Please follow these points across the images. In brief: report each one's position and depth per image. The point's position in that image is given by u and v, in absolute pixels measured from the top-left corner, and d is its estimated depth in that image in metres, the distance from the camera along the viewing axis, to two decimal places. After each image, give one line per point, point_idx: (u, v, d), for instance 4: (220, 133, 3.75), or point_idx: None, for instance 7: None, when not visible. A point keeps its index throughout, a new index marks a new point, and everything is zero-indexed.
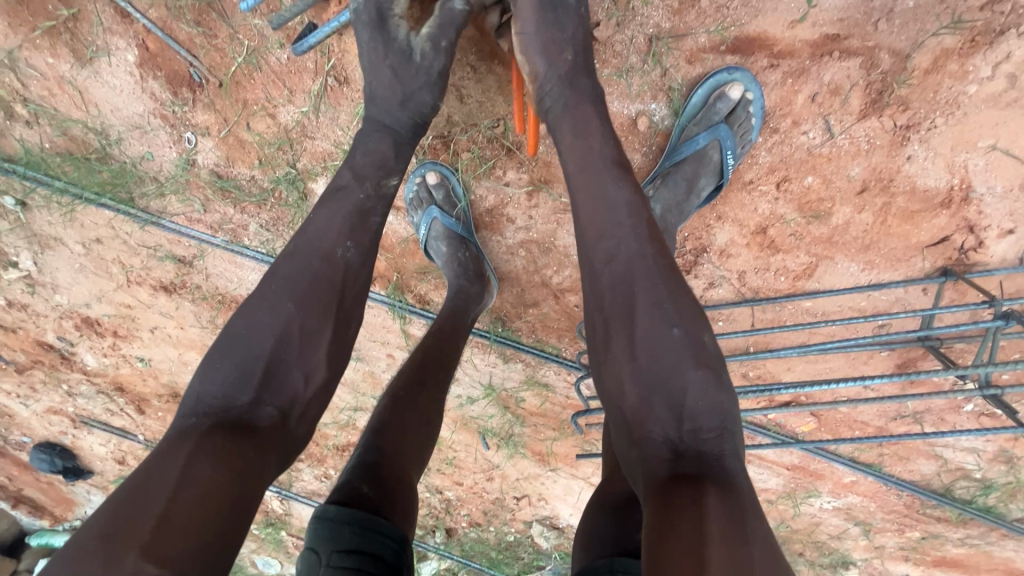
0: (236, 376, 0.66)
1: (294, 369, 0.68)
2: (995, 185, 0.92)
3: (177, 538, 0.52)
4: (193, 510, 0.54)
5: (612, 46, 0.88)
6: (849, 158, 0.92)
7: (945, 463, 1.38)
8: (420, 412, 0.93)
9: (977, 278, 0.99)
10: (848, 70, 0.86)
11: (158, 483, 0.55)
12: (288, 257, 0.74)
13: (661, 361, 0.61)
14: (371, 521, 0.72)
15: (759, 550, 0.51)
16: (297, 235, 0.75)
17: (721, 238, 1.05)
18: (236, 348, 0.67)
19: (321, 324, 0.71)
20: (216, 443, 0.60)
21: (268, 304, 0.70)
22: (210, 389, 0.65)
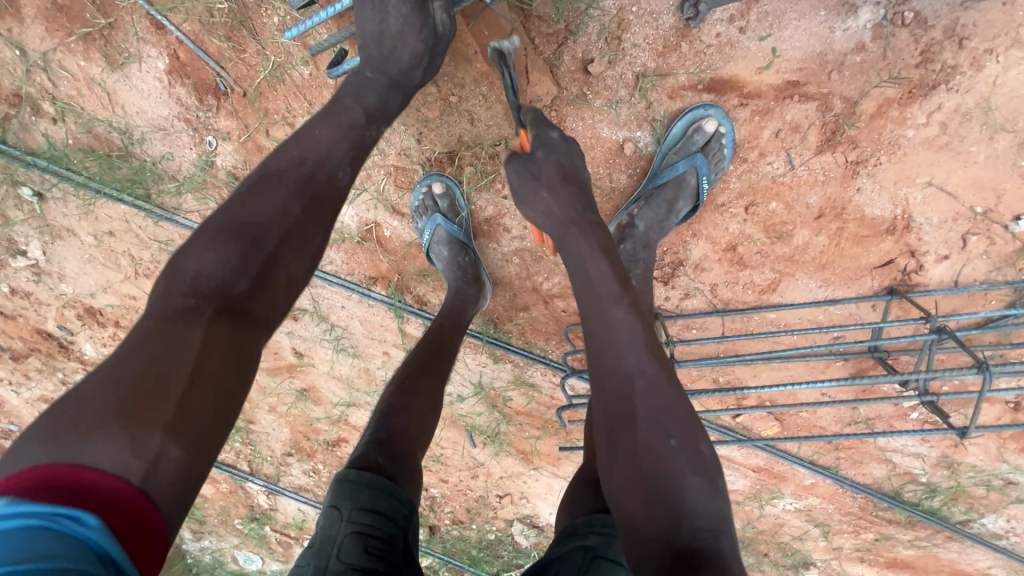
0: (231, 260, 0.69)
1: (280, 270, 0.72)
2: (932, 217, 1.05)
3: (194, 419, 0.59)
4: (204, 393, 0.60)
5: (603, 80, 1.00)
6: (807, 187, 1.05)
7: (894, 468, 1.51)
8: (423, 394, 1.05)
9: (919, 298, 1.13)
10: (807, 112, 0.98)
11: (170, 363, 0.60)
12: (289, 163, 0.79)
13: (589, 331, 0.80)
14: (386, 485, 0.85)
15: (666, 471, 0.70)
16: (294, 142, 0.81)
17: (696, 253, 1.17)
18: (236, 230, 0.70)
19: (317, 229, 0.77)
20: (220, 332, 0.64)
21: (270, 197, 0.75)
22: (206, 271, 0.67)
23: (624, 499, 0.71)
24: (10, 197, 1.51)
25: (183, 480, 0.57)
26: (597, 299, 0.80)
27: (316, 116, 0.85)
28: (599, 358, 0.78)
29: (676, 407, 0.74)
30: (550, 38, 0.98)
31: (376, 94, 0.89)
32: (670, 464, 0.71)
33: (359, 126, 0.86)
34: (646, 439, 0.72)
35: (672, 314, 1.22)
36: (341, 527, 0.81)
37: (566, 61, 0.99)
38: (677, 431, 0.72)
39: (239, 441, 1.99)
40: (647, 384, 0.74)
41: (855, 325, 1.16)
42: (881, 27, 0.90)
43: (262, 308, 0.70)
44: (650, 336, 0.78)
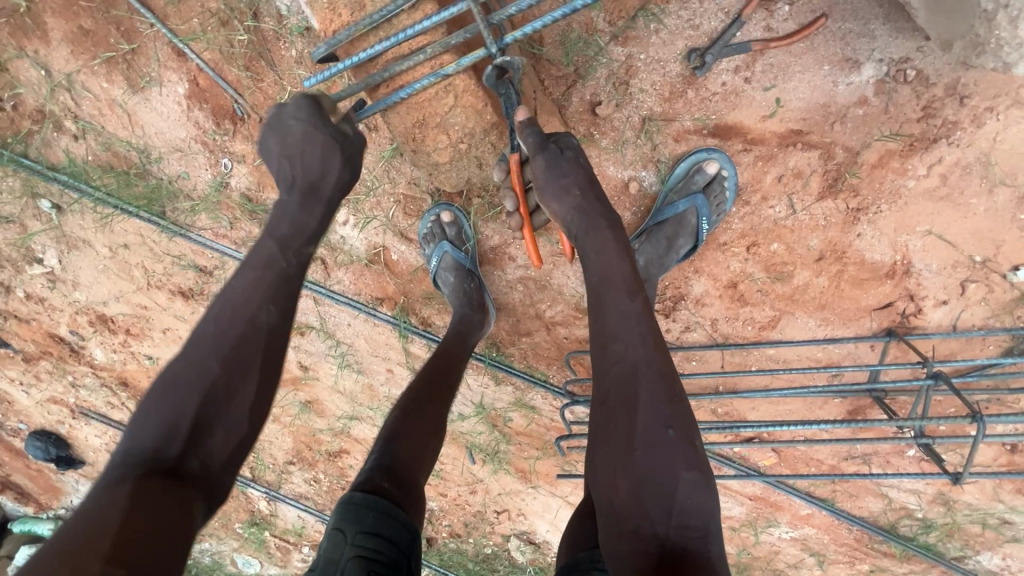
0: (183, 386, 0.73)
1: (216, 417, 0.73)
2: (931, 263, 1.07)
3: (132, 562, 0.59)
4: (137, 545, 0.61)
5: (611, 121, 1.02)
6: (808, 231, 1.07)
7: (891, 502, 1.52)
8: (428, 418, 1.09)
9: (916, 340, 1.14)
10: (809, 159, 1.00)
11: (101, 529, 0.60)
12: (213, 320, 0.78)
13: (597, 319, 0.81)
14: (391, 510, 0.88)
15: (657, 464, 0.72)
16: (207, 317, 0.79)
17: (697, 289, 1.19)
18: (165, 402, 0.71)
19: (246, 378, 0.76)
20: (150, 494, 0.65)
21: (197, 359, 0.75)
22: (138, 443, 0.69)
23: (612, 485, 0.73)
24: (29, 208, 1.55)
25: None
26: (609, 291, 0.81)
27: (238, 266, 0.83)
28: (602, 348, 0.80)
29: (674, 400, 0.75)
30: (558, 80, 1.00)
31: (297, 213, 0.86)
32: (665, 453, 0.72)
33: (284, 267, 0.83)
34: (644, 428, 0.73)
35: (671, 346, 1.24)
36: (346, 550, 0.83)
37: (574, 102, 1.01)
38: (675, 424, 0.74)
39: None
40: (649, 376, 0.75)
41: (853, 366, 1.17)
42: (884, 82, 0.92)
43: (198, 463, 0.71)
44: (656, 333, 0.79)
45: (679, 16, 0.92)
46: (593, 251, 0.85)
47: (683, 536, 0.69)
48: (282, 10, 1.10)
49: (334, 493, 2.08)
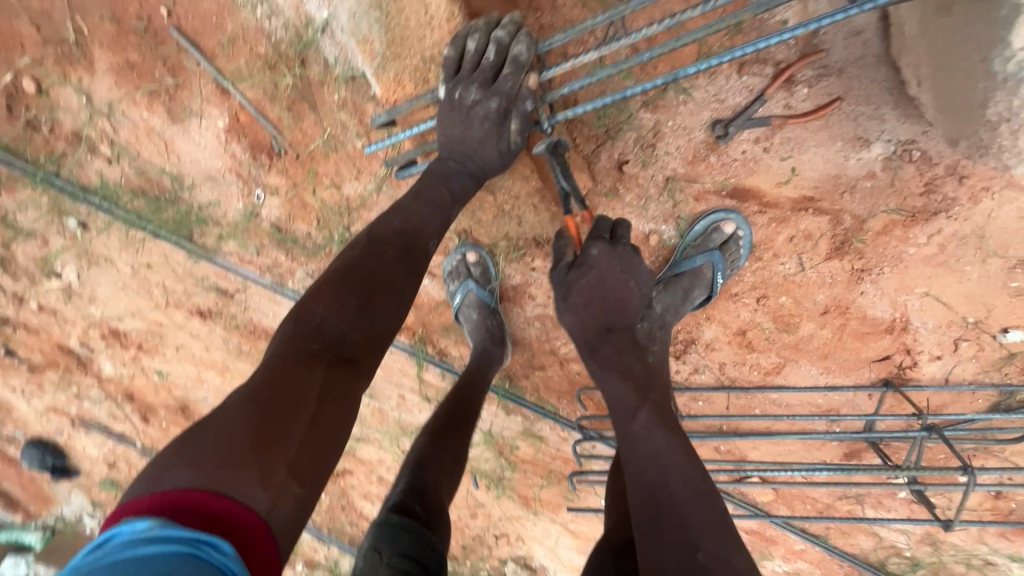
0: (368, 275, 0.82)
1: (381, 322, 0.80)
2: (928, 321, 1.14)
3: (311, 464, 0.64)
4: (317, 443, 0.66)
5: (636, 179, 1.09)
6: (815, 287, 1.14)
7: (881, 540, 1.58)
8: (453, 450, 1.13)
9: (912, 391, 1.22)
10: (819, 223, 1.08)
11: (294, 409, 0.65)
12: (393, 230, 0.89)
13: (616, 404, 0.94)
14: (424, 535, 0.92)
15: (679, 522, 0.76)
16: (395, 214, 0.91)
17: (707, 334, 1.27)
18: (357, 290, 0.79)
19: (409, 285, 0.86)
20: (335, 381, 0.71)
21: (380, 264, 0.84)
22: (330, 320, 0.76)
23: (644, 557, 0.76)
24: (55, 224, 1.58)
25: (295, 519, 0.60)
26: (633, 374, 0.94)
27: (411, 193, 0.94)
28: (620, 431, 0.91)
29: (687, 467, 0.82)
30: (590, 139, 1.07)
31: (458, 182, 0.98)
32: (686, 513, 0.77)
33: (445, 210, 0.95)
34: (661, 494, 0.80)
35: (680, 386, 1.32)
36: (380, 569, 0.86)
37: (603, 159, 1.08)
38: (691, 487, 0.80)
39: None
40: (659, 449, 0.84)
41: (852, 415, 1.24)
42: (890, 159, 1.00)
43: (368, 358, 0.77)
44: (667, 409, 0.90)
45: (706, 91, 0.99)
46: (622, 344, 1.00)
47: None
48: (329, 60, 1.16)
49: (334, 513, 2.09)
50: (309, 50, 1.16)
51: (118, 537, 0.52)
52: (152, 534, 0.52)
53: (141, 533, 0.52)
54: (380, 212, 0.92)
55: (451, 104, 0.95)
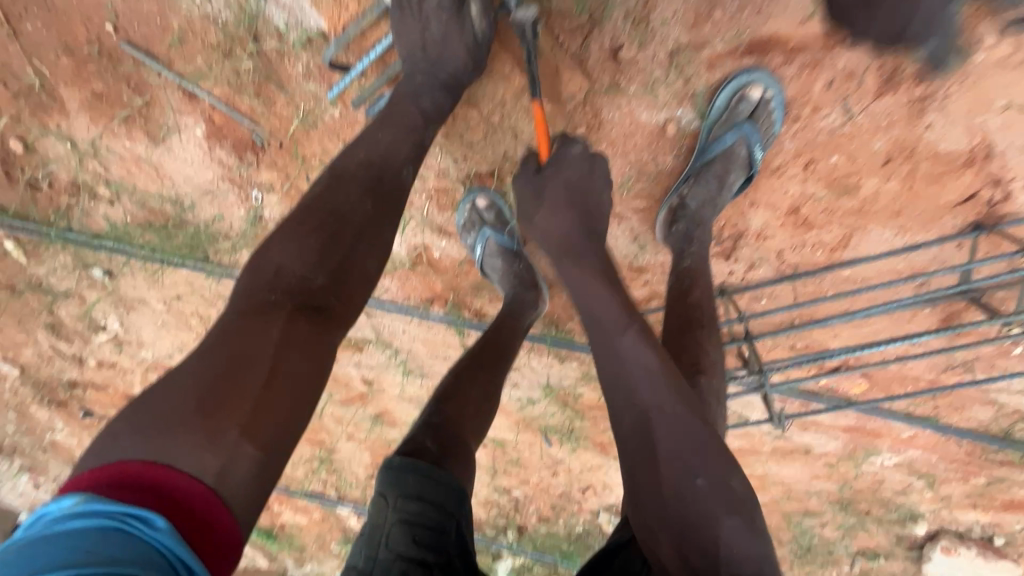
0: (328, 214, 0.77)
1: (354, 267, 0.76)
2: (1015, 140, 0.97)
3: (267, 424, 0.62)
4: (276, 400, 0.63)
5: (636, 64, 0.97)
6: (870, 134, 0.99)
7: (1002, 408, 1.43)
8: (480, 389, 1.07)
9: (1009, 230, 1.05)
10: (860, 55, 0.92)
11: (249, 368, 0.63)
12: (358, 163, 0.83)
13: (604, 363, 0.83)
14: (433, 472, 0.86)
15: (676, 507, 0.73)
16: (360, 144, 0.85)
17: (756, 223, 1.14)
18: (317, 235, 0.75)
19: (381, 223, 0.80)
20: (295, 331, 0.67)
21: (342, 201, 0.79)
22: (289, 266, 0.72)
23: (656, 535, 0.74)
24: (83, 279, 1.61)
25: (255, 478, 0.59)
26: (612, 337, 0.82)
27: (376, 119, 0.88)
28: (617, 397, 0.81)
29: (697, 441, 0.76)
30: (574, 32, 0.95)
31: (431, 99, 0.91)
32: (699, 504, 0.73)
33: (418, 131, 0.89)
34: (671, 477, 0.75)
35: (739, 288, 1.22)
36: (388, 514, 0.83)
37: (594, 52, 0.96)
38: (698, 461, 0.75)
39: (325, 472, 2.07)
40: (665, 426, 0.76)
41: (941, 270, 1.09)
42: None
43: (336, 303, 0.73)
44: (654, 376, 0.79)
45: None
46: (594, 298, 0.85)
47: None
48: (280, 26, 1.09)
49: None
50: (257, 23, 1.09)
51: (50, 514, 0.50)
52: (76, 510, 0.50)
53: (66, 510, 0.50)
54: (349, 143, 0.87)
55: (402, 7, 0.91)
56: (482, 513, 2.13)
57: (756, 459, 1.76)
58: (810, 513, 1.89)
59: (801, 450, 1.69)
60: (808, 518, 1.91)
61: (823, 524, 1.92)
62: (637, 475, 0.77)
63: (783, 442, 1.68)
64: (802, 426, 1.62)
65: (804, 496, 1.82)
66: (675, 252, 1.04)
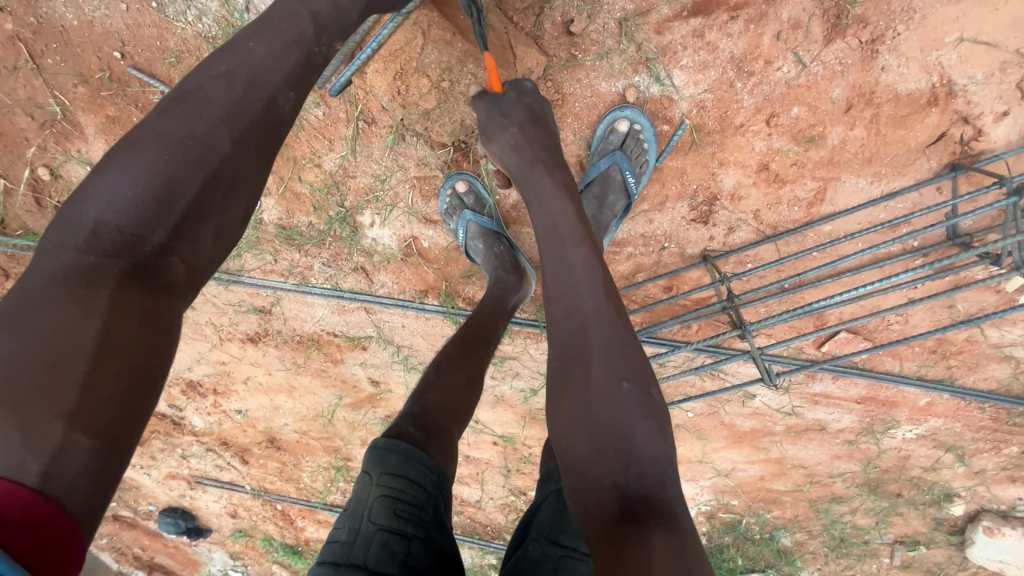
0: (175, 151, 0.66)
1: (212, 211, 0.67)
2: (975, 74, 0.98)
3: (101, 404, 0.55)
4: (107, 381, 0.56)
5: (589, 36, 1.02)
6: (826, 82, 1.02)
7: (1019, 364, 1.36)
8: (464, 375, 1.04)
9: (988, 167, 1.04)
10: (802, 5, 0.97)
11: (70, 350, 0.55)
12: (211, 88, 0.70)
13: (547, 271, 0.81)
14: (417, 454, 0.86)
15: (599, 409, 0.71)
16: (218, 63, 0.72)
17: (729, 183, 1.15)
18: (157, 180, 0.64)
19: (248, 169, 0.70)
20: (128, 302, 0.59)
21: (190, 135, 0.67)
22: (117, 221, 0.62)
23: (570, 439, 0.72)
24: None
25: (93, 469, 0.53)
26: (557, 242, 0.81)
27: (250, 28, 0.76)
28: (553, 304, 0.79)
29: (628, 350, 0.74)
30: (526, 12, 1.01)
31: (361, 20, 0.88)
32: (621, 406, 0.71)
33: (303, 46, 0.77)
34: (597, 379, 0.72)
35: (721, 253, 1.22)
36: (370, 489, 0.82)
37: (548, 29, 1.03)
38: (627, 368, 0.73)
39: (342, 481, 2.10)
40: (600, 329, 0.74)
41: (921, 213, 1.07)
42: None
43: (184, 264, 0.65)
44: (595, 282, 0.77)
45: None
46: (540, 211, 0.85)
47: (641, 484, 0.67)
48: None
49: None
50: None
51: None
52: None
53: None
54: (210, 54, 0.74)
55: None
56: (499, 518, 2.10)
57: (771, 442, 1.71)
58: (837, 500, 1.80)
59: (816, 428, 1.63)
60: (837, 506, 1.82)
61: (854, 511, 1.82)
62: (561, 385, 0.74)
63: (796, 421, 1.63)
64: (812, 401, 1.58)
65: (827, 481, 1.75)
66: None
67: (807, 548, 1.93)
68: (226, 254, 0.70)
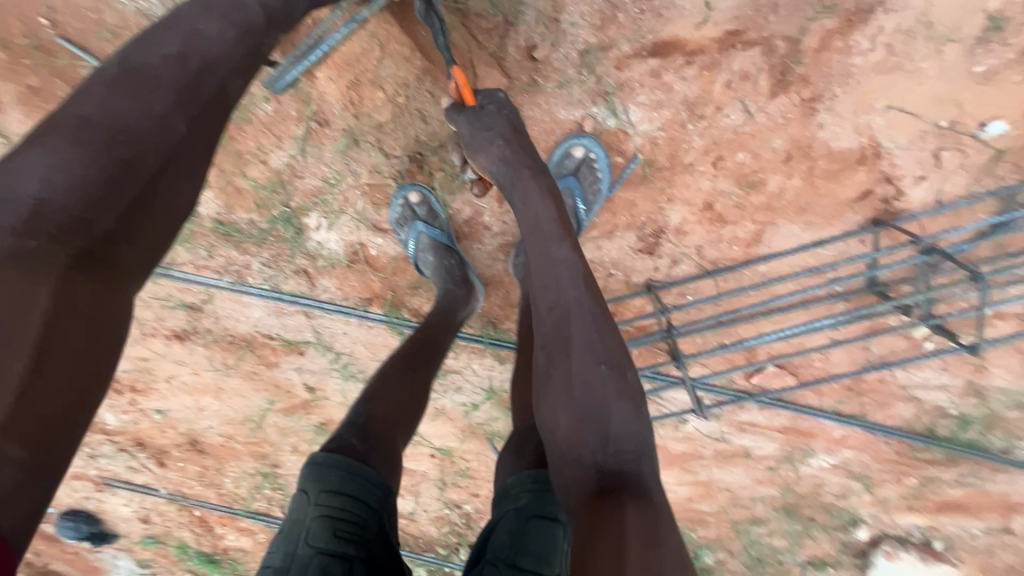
0: (125, 132, 0.61)
1: (167, 192, 0.65)
2: (898, 139, 1.06)
3: (37, 415, 0.53)
4: (51, 386, 0.54)
5: (550, 64, 1.03)
6: (769, 132, 1.07)
7: (922, 405, 1.48)
8: (410, 387, 1.01)
9: (906, 225, 1.12)
10: (752, 58, 1.01)
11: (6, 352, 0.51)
12: (163, 66, 0.66)
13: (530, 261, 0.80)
14: (357, 469, 0.82)
15: (579, 394, 0.71)
16: (170, 41, 0.68)
17: (675, 219, 1.19)
18: (105, 160, 0.59)
19: (200, 161, 0.69)
20: (74, 296, 0.56)
21: (143, 115, 0.62)
22: (55, 198, 0.56)
23: (553, 421, 0.72)
24: None
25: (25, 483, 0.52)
26: (539, 232, 0.80)
27: (195, 9, 0.72)
28: (536, 293, 0.78)
29: (607, 334, 0.73)
30: (491, 33, 1.01)
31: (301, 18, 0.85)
32: (601, 390, 0.71)
33: (248, 37, 0.75)
34: (577, 366, 0.72)
35: (664, 284, 1.26)
36: (308, 509, 0.80)
37: (511, 52, 1.03)
38: (606, 353, 0.72)
39: (268, 488, 2.00)
40: (580, 317, 0.74)
41: (845, 262, 1.15)
42: None
43: (133, 252, 0.62)
44: (575, 270, 0.76)
45: None
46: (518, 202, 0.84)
47: (617, 462, 0.68)
48: None
49: None
50: None
51: None
52: None
53: None
54: (149, 32, 0.69)
55: None
56: (432, 531, 2.06)
57: (700, 465, 1.77)
58: (756, 522, 1.89)
59: (741, 454, 1.71)
60: (757, 528, 1.91)
61: (771, 534, 1.91)
62: (543, 373, 0.75)
63: (724, 446, 1.70)
64: (739, 429, 1.65)
65: (749, 504, 1.83)
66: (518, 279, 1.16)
67: (727, 567, 2.00)
68: (174, 239, 0.68)
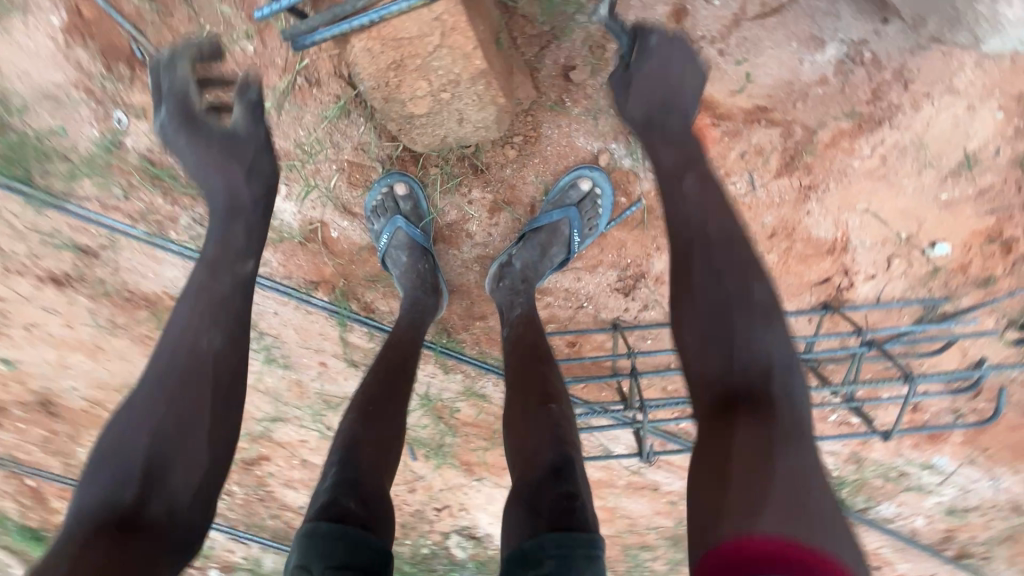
0: (144, 415, 0.71)
1: (176, 460, 0.70)
2: (865, 239, 1.16)
3: None
4: None
5: (584, 89, 0.99)
6: (764, 208, 1.11)
7: None
8: (393, 423, 0.93)
9: (849, 313, 1.24)
10: (771, 136, 1.05)
11: None
12: (167, 338, 0.75)
13: (687, 269, 0.74)
14: (359, 534, 0.74)
15: (732, 399, 0.64)
16: (177, 326, 0.76)
17: (657, 266, 1.20)
18: (114, 462, 0.68)
19: (204, 390, 0.73)
20: (94, 559, 0.61)
21: (154, 407, 0.71)
22: (91, 506, 0.66)
23: (697, 425, 0.65)
24: None
25: None
26: (707, 238, 0.75)
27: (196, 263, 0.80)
28: (693, 296, 0.72)
29: (773, 357, 0.67)
30: (532, 41, 0.95)
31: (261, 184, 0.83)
32: (767, 409, 0.63)
33: (231, 260, 0.79)
34: (738, 374, 0.66)
35: (630, 325, 1.26)
36: None
37: (548, 65, 0.97)
38: (769, 373, 0.66)
39: None
40: (746, 329, 0.68)
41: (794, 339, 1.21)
42: (844, 63, 0.97)
43: (161, 510, 0.67)
44: (745, 279, 0.72)
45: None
46: (674, 199, 0.78)
47: (797, 490, 0.56)
48: None
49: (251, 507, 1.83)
50: None
51: None
52: None
53: None
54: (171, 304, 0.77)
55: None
56: None
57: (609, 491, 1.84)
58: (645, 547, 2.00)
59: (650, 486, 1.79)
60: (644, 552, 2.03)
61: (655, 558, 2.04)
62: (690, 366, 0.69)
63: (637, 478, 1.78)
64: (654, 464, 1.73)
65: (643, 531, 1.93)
66: (504, 305, 1.12)
67: None
68: (216, 490, 0.72)
